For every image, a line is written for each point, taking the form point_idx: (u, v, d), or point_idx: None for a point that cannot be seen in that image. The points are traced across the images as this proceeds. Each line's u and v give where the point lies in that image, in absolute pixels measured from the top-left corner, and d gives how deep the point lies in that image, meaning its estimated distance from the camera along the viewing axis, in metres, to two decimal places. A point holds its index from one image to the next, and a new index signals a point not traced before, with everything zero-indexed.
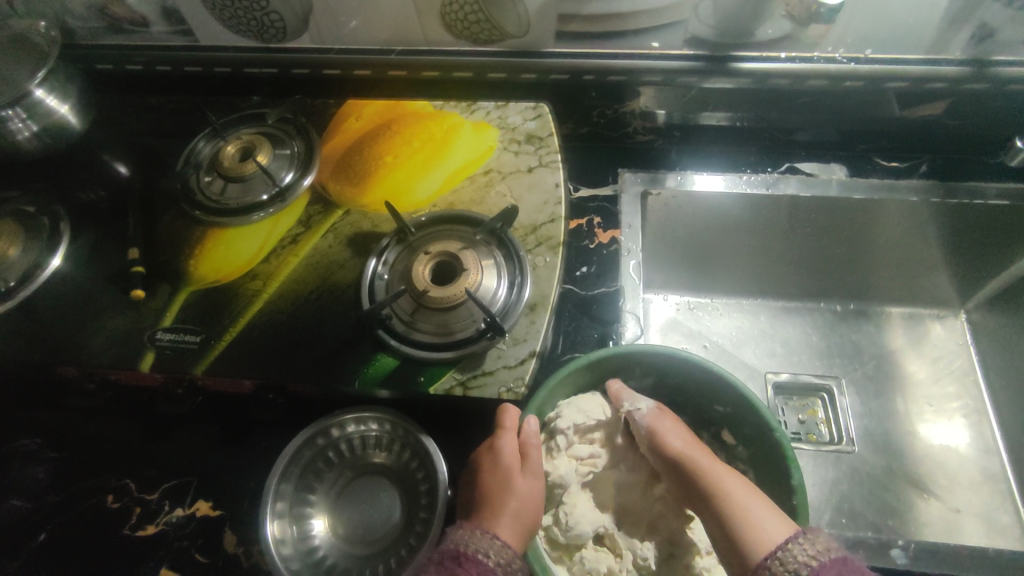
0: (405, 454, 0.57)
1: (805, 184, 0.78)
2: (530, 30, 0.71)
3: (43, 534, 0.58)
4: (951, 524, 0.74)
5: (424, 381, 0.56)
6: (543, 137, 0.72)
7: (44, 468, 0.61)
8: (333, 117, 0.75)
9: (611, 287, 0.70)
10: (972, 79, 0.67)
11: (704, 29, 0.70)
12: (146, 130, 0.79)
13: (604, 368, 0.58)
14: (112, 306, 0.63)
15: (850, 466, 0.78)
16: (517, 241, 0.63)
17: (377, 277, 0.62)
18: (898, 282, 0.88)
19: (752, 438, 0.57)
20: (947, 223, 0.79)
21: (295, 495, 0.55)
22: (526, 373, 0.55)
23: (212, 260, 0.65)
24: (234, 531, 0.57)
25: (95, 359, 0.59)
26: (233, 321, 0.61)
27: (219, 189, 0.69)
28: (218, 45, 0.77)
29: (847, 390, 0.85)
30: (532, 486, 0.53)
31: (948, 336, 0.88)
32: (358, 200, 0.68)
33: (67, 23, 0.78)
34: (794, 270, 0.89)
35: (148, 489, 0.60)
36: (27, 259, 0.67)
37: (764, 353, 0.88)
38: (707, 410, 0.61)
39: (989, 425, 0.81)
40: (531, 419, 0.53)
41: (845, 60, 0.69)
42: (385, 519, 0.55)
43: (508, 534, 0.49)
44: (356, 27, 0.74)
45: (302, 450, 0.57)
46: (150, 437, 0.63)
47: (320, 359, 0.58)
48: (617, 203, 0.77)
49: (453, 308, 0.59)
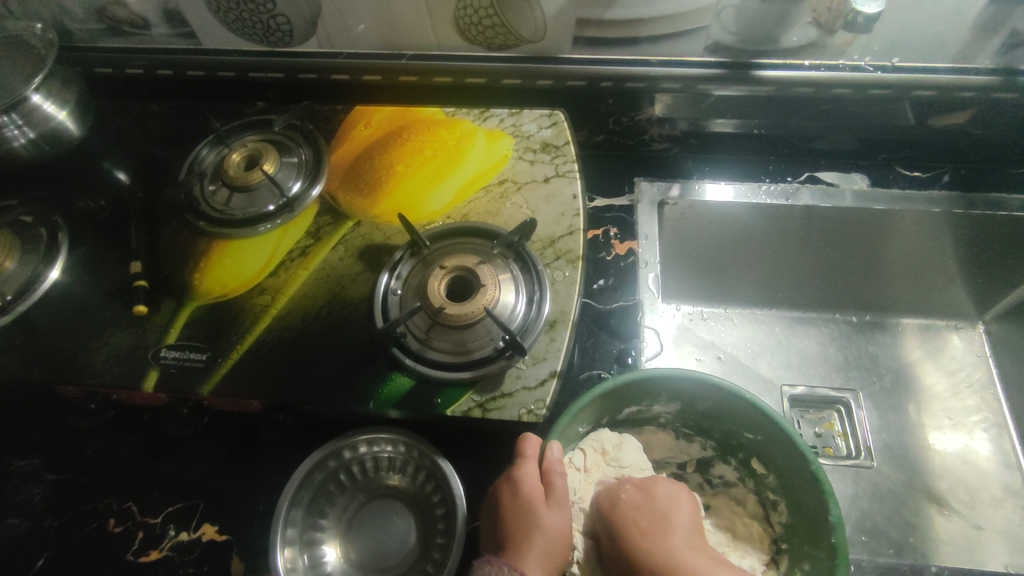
0: (420, 477, 0.55)
1: (823, 194, 0.77)
2: (546, 35, 0.69)
3: (42, 558, 0.55)
4: (973, 541, 0.72)
5: (441, 403, 0.53)
6: (559, 146, 0.70)
7: (40, 490, 0.59)
8: (342, 124, 0.73)
9: (629, 301, 0.68)
10: (1005, 88, 0.65)
11: (726, 36, 0.68)
12: (148, 137, 0.76)
13: (629, 394, 0.56)
14: (114, 322, 0.60)
15: (869, 482, 0.76)
16: (535, 255, 0.61)
17: (391, 293, 0.60)
18: (916, 293, 0.86)
19: (785, 467, 0.55)
20: (968, 235, 0.77)
21: (305, 521, 0.53)
22: (547, 394, 0.53)
23: (217, 275, 0.63)
24: (240, 557, 0.54)
25: (96, 378, 0.57)
26: (240, 338, 0.58)
27: (224, 199, 0.67)
28: (222, 49, 0.75)
29: (865, 404, 0.83)
30: (558, 518, 0.50)
31: (967, 348, 0.86)
32: (369, 212, 0.65)
33: (65, 25, 0.75)
34: (809, 282, 0.87)
35: (150, 511, 0.57)
36: (24, 272, 0.64)
37: (780, 365, 0.86)
38: (735, 436, 0.59)
39: (1009, 440, 0.80)
40: (553, 445, 0.50)
41: (871, 68, 0.67)
42: (400, 545, 0.53)
43: (535, 570, 0.47)
44: (365, 30, 0.71)
45: (313, 473, 0.54)
46: (152, 457, 0.60)
47: (331, 379, 0.55)
48: (633, 213, 0.75)
49: (470, 325, 0.57)
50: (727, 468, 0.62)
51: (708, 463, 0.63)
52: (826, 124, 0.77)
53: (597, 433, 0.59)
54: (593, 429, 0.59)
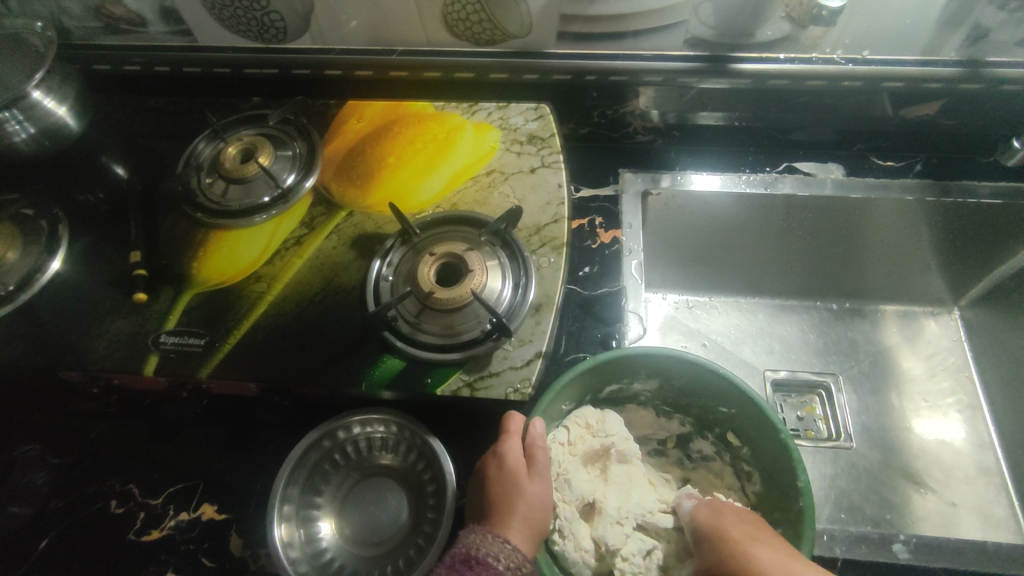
0: (411, 456, 0.58)
1: (801, 184, 0.80)
2: (531, 31, 0.71)
3: (47, 539, 0.57)
4: (946, 517, 0.75)
5: (431, 383, 0.56)
6: (545, 138, 0.72)
7: (45, 473, 0.61)
8: (335, 118, 0.75)
9: (613, 287, 0.71)
10: (969, 80, 0.69)
11: (704, 31, 0.70)
12: (145, 132, 0.78)
13: (609, 372, 0.59)
14: (114, 310, 0.62)
15: (847, 461, 0.79)
16: (521, 242, 0.64)
17: (382, 279, 0.62)
18: (893, 280, 0.89)
19: (757, 439, 0.57)
20: (941, 222, 0.80)
21: (301, 498, 0.55)
22: (532, 373, 0.56)
23: (214, 264, 0.65)
24: (239, 534, 0.57)
25: (98, 364, 0.59)
26: (237, 324, 0.60)
27: (220, 191, 0.69)
28: (217, 46, 0.77)
29: (844, 387, 0.86)
30: (541, 490, 0.52)
31: (942, 332, 0.89)
32: (361, 202, 0.68)
33: (64, 23, 0.77)
34: (791, 270, 0.90)
35: (151, 492, 0.59)
36: (26, 263, 0.66)
37: (762, 351, 0.89)
38: (711, 412, 0.62)
39: (983, 420, 0.82)
40: (537, 421, 0.53)
41: (843, 62, 0.70)
42: (392, 521, 0.55)
43: (518, 538, 0.49)
44: (356, 27, 0.74)
45: (308, 452, 0.56)
46: (152, 440, 0.62)
47: (325, 361, 0.58)
48: (618, 203, 0.78)
49: (459, 309, 0.59)
50: (704, 443, 0.65)
51: (688, 438, 0.66)
52: (804, 116, 0.79)
53: (581, 410, 0.61)
54: (575, 407, 0.62)
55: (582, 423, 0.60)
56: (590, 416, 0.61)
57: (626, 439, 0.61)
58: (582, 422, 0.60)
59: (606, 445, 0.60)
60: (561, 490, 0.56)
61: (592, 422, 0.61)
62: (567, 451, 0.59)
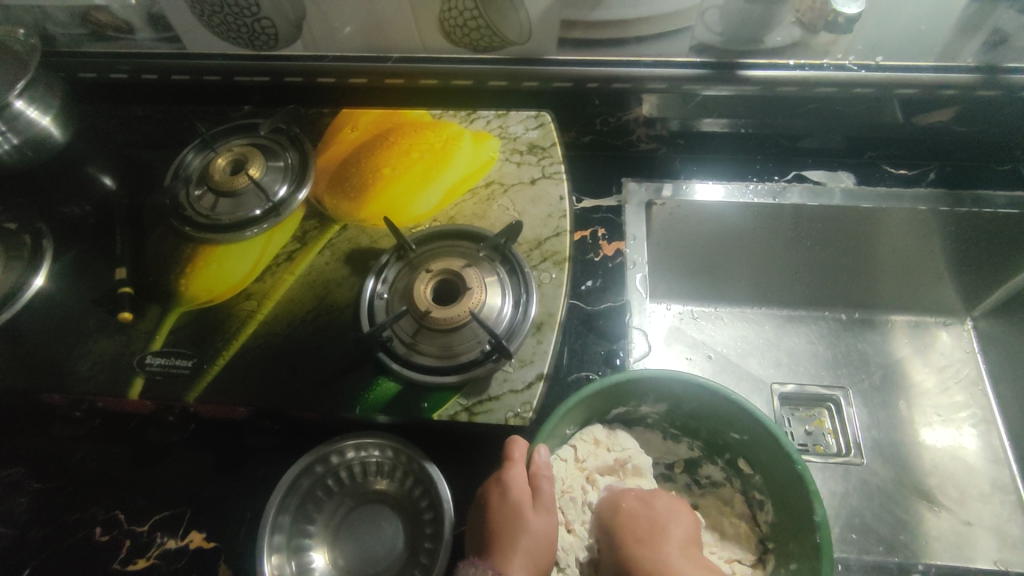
0: (408, 482, 0.55)
1: (811, 193, 0.77)
2: (531, 37, 0.69)
3: (27, 570, 0.55)
4: (961, 537, 0.73)
5: (427, 407, 0.53)
6: (546, 147, 0.70)
7: (26, 499, 0.58)
8: (329, 127, 0.73)
9: (617, 302, 0.68)
10: (986, 86, 0.65)
11: (710, 36, 0.68)
12: (133, 141, 0.76)
13: (616, 395, 0.56)
14: (98, 329, 0.60)
15: (858, 478, 0.77)
16: (521, 257, 0.61)
17: (377, 297, 0.59)
18: (904, 290, 0.87)
19: (770, 467, 0.55)
20: (954, 232, 0.78)
21: (292, 528, 0.53)
22: (534, 397, 0.53)
23: (203, 280, 0.63)
24: (228, 564, 0.54)
25: (81, 386, 0.57)
26: (226, 344, 0.58)
27: (209, 204, 0.67)
28: (206, 53, 0.74)
29: (854, 401, 0.83)
30: (544, 523, 0.50)
31: (955, 344, 0.87)
32: (355, 215, 0.65)
33: (48, 29, 0.75)
34: (799, 280, 0.87)
35: (138, 519, 0.57)
36: (8, 279, 0.64)
37: (769, 363, 0.86)
38: (722, 436, 0.59)
39: (998, 436, 0.80)
40: (541, 449, 0.51)
41: (855, 67, 0.67)
42: (387, 551, 0.53)
43: (518, 573, 0.47)
44: (350, 33, 0.71)
45: (300, 478, 0.54)
46: (139, 464, 0.60)
47: (317, 384, 0.55)
48: (621, 214, 0.75)
49: (457, 328, 0.57)
50: (713, 468, 0.62)
51: (696, 463, 0.63)
52: (813, 123, 0.77)
53: (587, 427, 0.59)
54: (582, 426, 0.59)
55: (592, 441, 0.58)
56: (598, 432, 0.59)
57: (639, 454, 0.60)
58: (591, 439, 0.58)
59: (620, 459, 0.59)
60: (564, 507, 0.55)
61: (603, 439, 0.59)
62: (577, 470, 0.57)
